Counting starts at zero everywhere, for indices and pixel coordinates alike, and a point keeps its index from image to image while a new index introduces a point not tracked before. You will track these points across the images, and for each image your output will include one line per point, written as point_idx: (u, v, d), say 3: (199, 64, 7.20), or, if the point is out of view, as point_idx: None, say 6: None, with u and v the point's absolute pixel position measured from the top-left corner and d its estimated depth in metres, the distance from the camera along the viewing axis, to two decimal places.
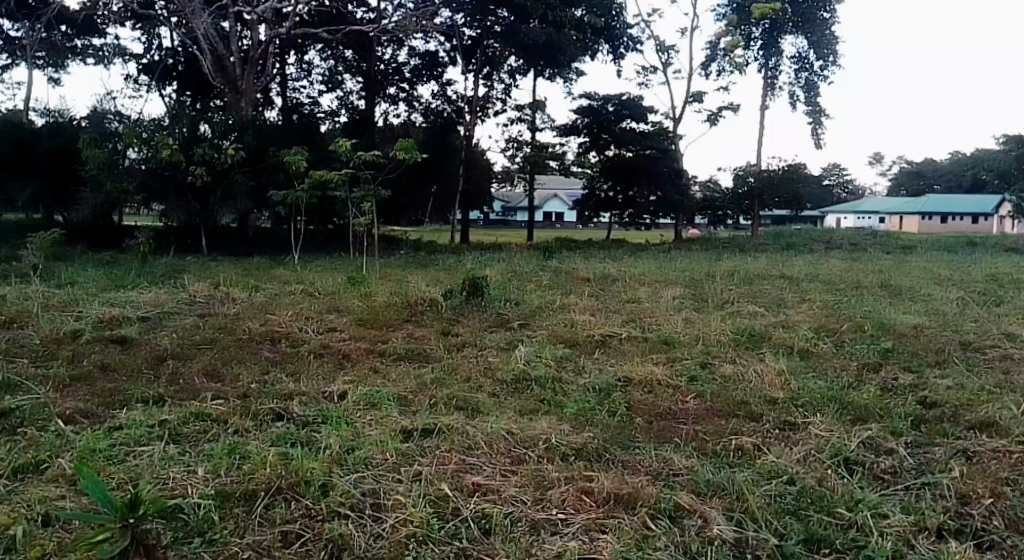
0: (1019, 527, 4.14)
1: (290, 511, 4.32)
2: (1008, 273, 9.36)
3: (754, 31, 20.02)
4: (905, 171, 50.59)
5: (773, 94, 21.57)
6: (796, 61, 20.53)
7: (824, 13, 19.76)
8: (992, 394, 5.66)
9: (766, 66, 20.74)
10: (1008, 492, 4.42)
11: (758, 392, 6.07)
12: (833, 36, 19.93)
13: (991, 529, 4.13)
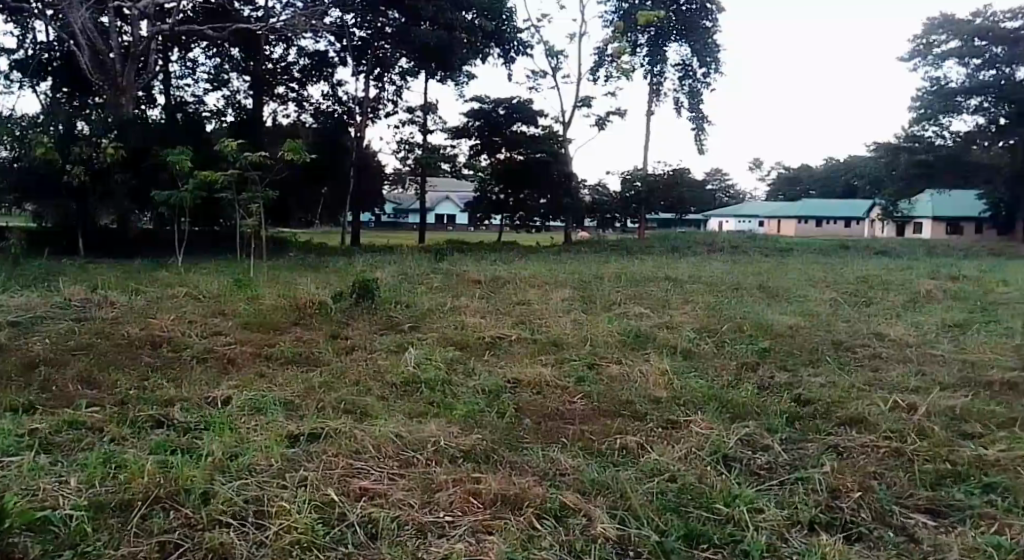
0: (885, 519, 4.27)
1: (168, 520, 4.02)
2: (874, 275, 9.90)
3: (639, 38, 20.61)
4: (781, 178, 53.30)
5: (658, 100, 22.20)
6: (680, 69, 21.21)
7: (706, 21, 20.35)
8: (861, 391, 5.83)
9: (651, 72, 21.38)
10: (875, 486, 4.57)
11: (643, 391, 6.12)
12: (714, 46, 20.67)
13: (858, 521, 4.25)
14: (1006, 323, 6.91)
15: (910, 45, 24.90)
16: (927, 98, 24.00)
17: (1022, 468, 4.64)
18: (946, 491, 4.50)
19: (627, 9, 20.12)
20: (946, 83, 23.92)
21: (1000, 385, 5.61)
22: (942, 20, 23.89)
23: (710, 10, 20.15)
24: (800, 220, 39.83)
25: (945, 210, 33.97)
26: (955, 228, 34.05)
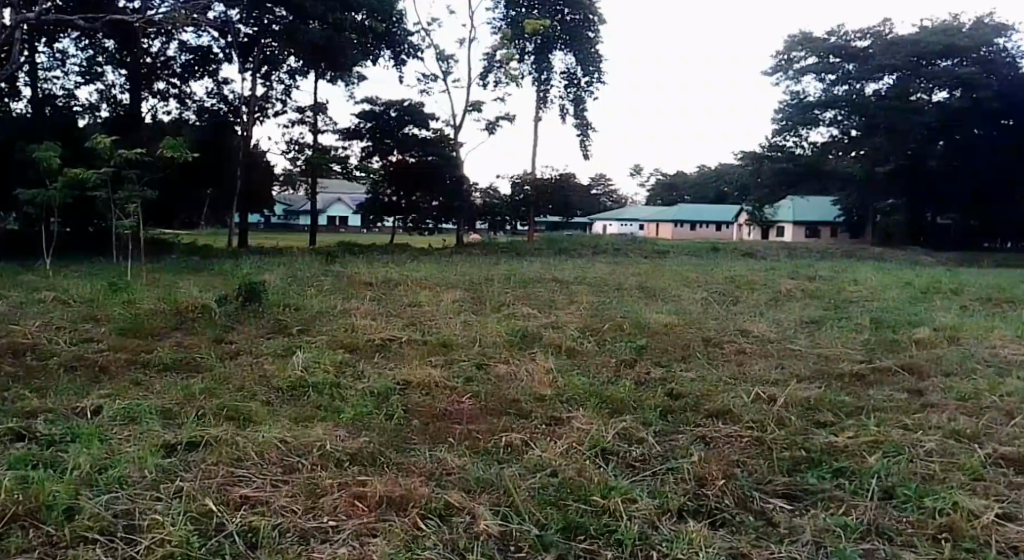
0: (746, 504, 4.52)
1: (27, 540, 3.85)
2: (743, 275, 10.48)
3: (527, 46, 20.97)
4: (661, 183, 55.26)
5: (546, 106, 22.63)
6: (565, 77, 21.72)
7: (589, 32, 21.09)
8: (728, 384, 6.18)
9: (539, 80, 21.76)
10: (738, 473, 4.82)
11: (528, 390, 6.27)
12: (596, 56, 21.19)
13: (722, 507, 4.47)
14: (855, 319, 7.47)
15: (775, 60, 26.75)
16: (788, 110, 25.72)
17: (867, 452, 4.95)
18: (801, 476, 4.78)
19: (515, 17, 20.58)
20: (806, 96, 25.66)
21: (850, 376, 5.99)
22: (801, 37, 25.78)
23: (592, 22, 20.98)
24: (676, 223, 41.16)
25: (804, 215, 35.76)
26: (813, 231, 35.87)
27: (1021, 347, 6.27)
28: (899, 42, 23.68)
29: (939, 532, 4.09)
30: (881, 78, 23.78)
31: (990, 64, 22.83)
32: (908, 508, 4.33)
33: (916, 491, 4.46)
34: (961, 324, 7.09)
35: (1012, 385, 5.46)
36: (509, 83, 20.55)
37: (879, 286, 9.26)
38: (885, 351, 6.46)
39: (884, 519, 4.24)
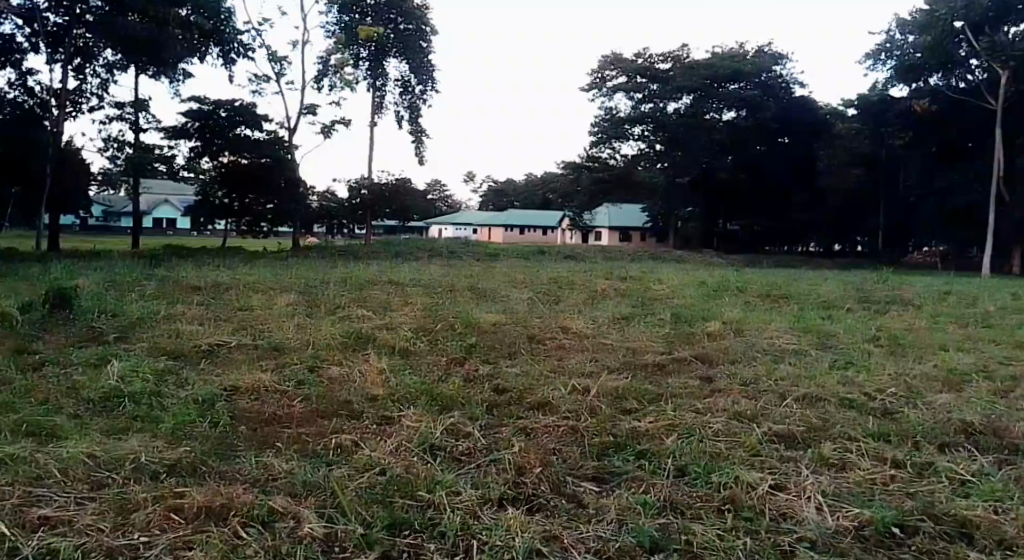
0: (561, 489, 4.66)
1: None
2: (568, 276, 11.04)
3: (361, 52, 20.81)
4: (493, 189, 56.40)
5: (381, 113, 22.66)
6: (400, 85, 21.83)
7: (423, 42, 21.32)
8: (548, 378, 6.52)
9: (373, 86, 21.72)
10: (554, 461, 4.99)
11: (361, 390, 6.25)
12: (429, 65, 21.62)
13: (539, 493, 4.59)
14: (660, 315, 8.14)
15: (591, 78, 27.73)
16: (604, 123, 26.72)
17: (666, 435, 5.31)
18: (608, 460, 5.05)
19: (348, 23, 20.26)
20: (619, 112, 26.68)
21: (653, 366, 6.56)
22: (613, 58, 26.90)
23: (426, 32, 21.21)
24: (505, 226, 42.16)
25: (619, 221, 37.94)
26: (626, 237, 38.05)
27: (791, 337, 7.09)
28: (696, 66, 25.21)
29: (723, 504, 4.31)
30: (681, 98, 25.44)
31: (770, 88, 25.31)
32: (698, 484, 4.58)
33: (707, 468, 4.73)
34: (745, 318, 7.90)
35: (784, 370, 6.16)
36: (344, 88, 20.33)
37: (680, 285, 10.10)
38: (683, 343, 7.11)
39: (678, 495, 4.46)
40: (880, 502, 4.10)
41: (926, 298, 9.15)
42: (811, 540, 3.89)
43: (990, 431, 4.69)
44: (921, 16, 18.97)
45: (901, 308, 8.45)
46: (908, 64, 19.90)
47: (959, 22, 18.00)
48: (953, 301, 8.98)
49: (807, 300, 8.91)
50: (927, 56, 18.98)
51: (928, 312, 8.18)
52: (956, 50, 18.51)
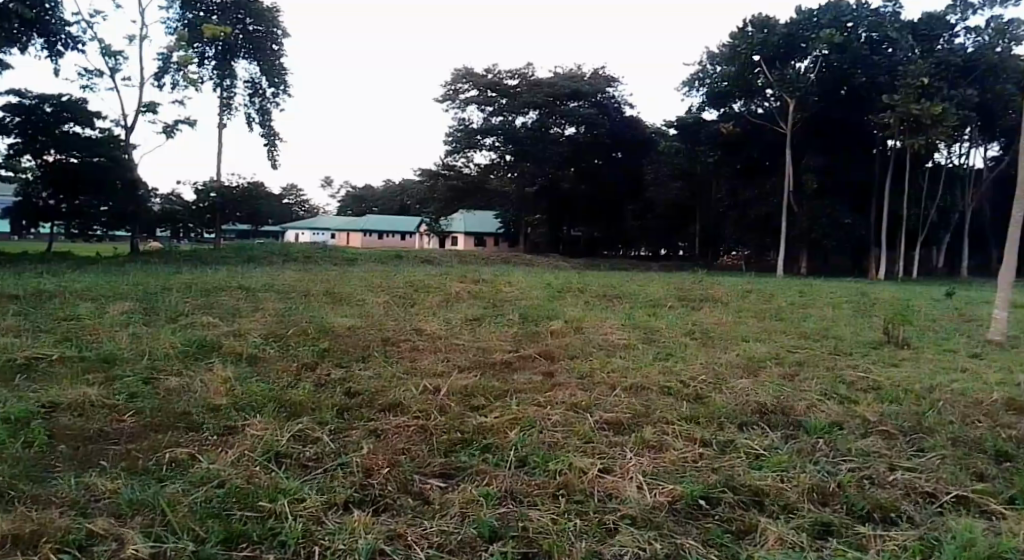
0: (409, 488, 4.41)
1: None
2: (423, 280, 11.26)
3: (207, 51, 20.32)
4: (350, 194, 55.70)
5: (230, 114, 21.96)
6: (249, 86, 21.31)
7: (273, 45, 21.01)
8: (400, 380, 6.31)
9: (220, 86, 21.11)
10: (402, 460, 4.70)
11: (201, 400, 5.67)
12: (280, 68, 21.30)
13: (386, 494, 4.32)
14: (509, 316, 8.50)
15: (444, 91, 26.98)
16: (455, 134, 26.21)
17: (510, 428, 5.32)
18: (455, 456, 4.85)
19: (192, 20, 19.48)
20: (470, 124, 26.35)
21: (501, 363, 6.80)
22: (464, 71, 26.28)
23: (276, 35, 20.95)
24: (364, 232, 41.73)
25: (474, 226, 38.40)
26: (480, 242, 38.64)
27: (623, 333, 7.64)
28: (539, 83, 25.94)
29: (558, 489, 4.43)
30: (527, 113, 25.80)
31: (605, 108, 26.32)
32: (537, 472, 4.68)
33: (546, 458, 4.83)
34: (584, 316, 8.42)
35: (614, 363, 6.68)
36: (188, 86, 19.63)
37: (528, 287, 10.59)
38: (529, 341, 7.51)
39: (518, 485, 4.47)
40: (690, 479, 4.46)
41: (739, 296, 10.05)
42: (632, 517, 4.12)
43: (779, 410, 5.31)
44: (727, 49, 20.24)
45: (714, 305, 9.23)
46: (717, 91, 21.10)
47: (757, 56, 19.38)
48: (759, 298, 9.94)
49: (638, 300, 9.52)
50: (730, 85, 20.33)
51: (736, 307, 9.03)
52: (754, 81, 19.85)
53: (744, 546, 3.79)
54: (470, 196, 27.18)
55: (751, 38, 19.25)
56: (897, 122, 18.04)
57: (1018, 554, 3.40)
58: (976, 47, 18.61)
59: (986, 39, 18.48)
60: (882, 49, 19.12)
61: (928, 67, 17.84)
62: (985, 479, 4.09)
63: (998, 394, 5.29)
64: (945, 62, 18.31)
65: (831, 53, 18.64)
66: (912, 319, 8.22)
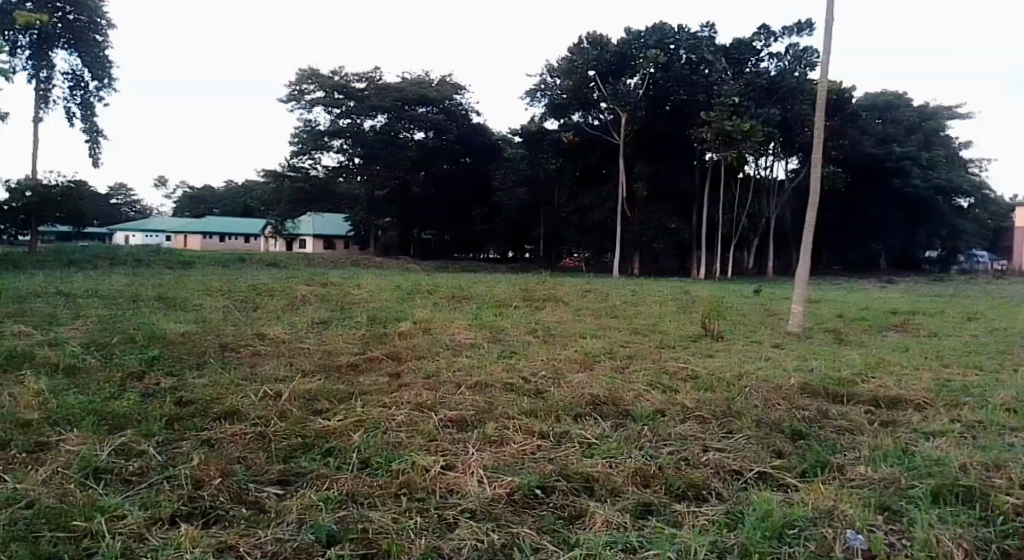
0: (243, 497, 4.25)
1: None
2: (265, 283, 10.95)
3: (20, 39, 18.71)
4: (187, 195, 52.61)
5: (47, 107, 20.37)
6: (69, 78, 19.83)
7: (97, 36, 19.70)
8: (238, 386, 6.11)
9: (35, 77, 19.54)
10: (236, 469, 4.52)
11: (9, 416, 5.26)
12: (105, 60, 20.02)
13: (218, 505, 4.15)
14: (355, 318, 8.45)
15: (288, 89, 25.94)
16: (301, 134, 25.10)
17: (353, 431, 5.18)
18: (295, 461, 4.69)
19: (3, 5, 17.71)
20: (317, 125, 25.46)
21: (346, 366, 6.73)
22: (309, 71, 25.44)
23: (100, 25, 19.64)
24: (202, 233, 39.28)
25: (323, 229, 37.56)
26: (329, 245, 38.02)
27: (469, 333, 7.80)
28: (388, 87, 25.56)
29: (399, 489, 4.33)
30: (376, 116, 25.28)
31: (453, 114, 26.42)
32: (379, 473, 4.53)
33: (388, 458, 4.70)
34: (432, 317, 8.52)
35: (460, 362, 6.80)
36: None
37: (375, 289, 10.54)
38: (376, 342, 7.49)
39: (358, 487, 4.34)
40: (528, 470, 4.56)
41: (579, 296, 10.48)
42: (471, 510, 4.09)
43: (610, 401, 5.64)
44: (563, 63, 20.77)
45: (556, 304, 9.59)
46: (556, 103, 21.54)
47: (592, 72, 20.19)
48: (597, 297, 10.44)
49: (483, 300, 9.73)
50: (569, 97, 20.88)
51: (576, 307, 9.41)
52: (589, 95, 20.56)
53: (574, 530, 3.89)
54: (320, 198, 26.62)
55: (586, 54, 20.03)
56: (712, 137, 19.27)
57: (807, 522, 3.67)
58: (778, 72, 20.27)
59: (786, 64, 20.24)
60: (700, 70, 19.95)
61: (738, 89, 19.36)
62: (783, 455, 4.54)
63: (794, 379, 5.88)
64: (753, 83, 19.94)
65: (656, 71, 19.75)
66: (725, 315, 8.91)
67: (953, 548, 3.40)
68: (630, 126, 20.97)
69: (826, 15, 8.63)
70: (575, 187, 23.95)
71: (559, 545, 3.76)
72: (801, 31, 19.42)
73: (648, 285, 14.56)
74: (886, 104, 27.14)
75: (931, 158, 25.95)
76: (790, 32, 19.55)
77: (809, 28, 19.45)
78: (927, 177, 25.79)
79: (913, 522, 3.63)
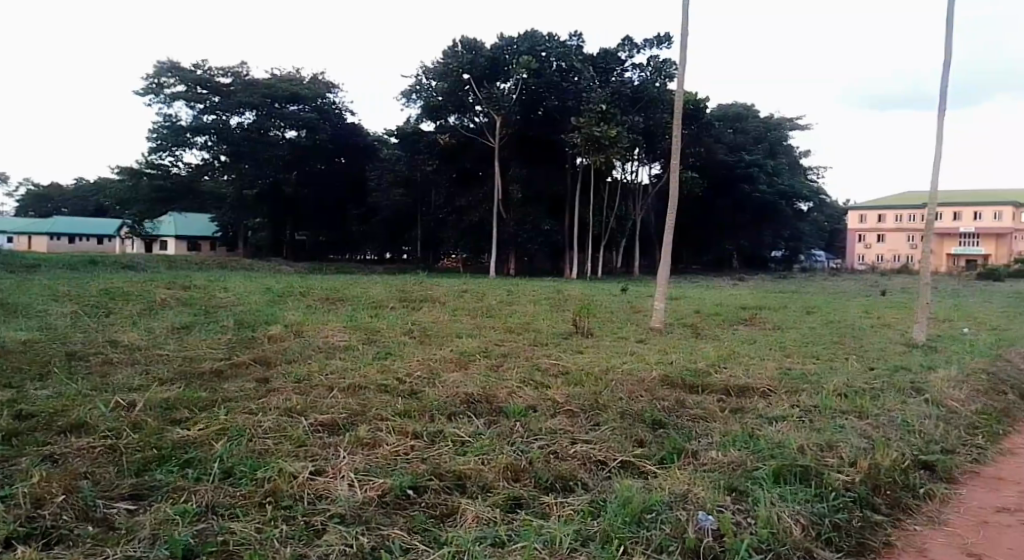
0: (89, 515, 4.00)
1: None
2: (120, 287, 10.33)
3: None
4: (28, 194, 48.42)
5: None
6: None
7: None
8: (86, 397, 5.74)
9: None
10: (81, 485, 4.25)
11: None
12: None
13: (60, 525, 3.88)
14: (221, 323, 8.13)
15: (145, 81, 24.44)
16: (161, 130, 23.83)
17: (214, 440, 4.97)
18: (148, 475, 4.46)
19: None
20: (177, 120, 24.24)
21: (210, 373, 6.44)
22: (168, 64, 24.13)
23: None
24: (50, 234, 36.64)
25: (186, 229, 35.80)
26: (194, 246, 36.27)
27: (343, 335, 7.67)
28: (255, 83, 24.68)
29: (264, 498, 4.20)
30: (243, 113, 24.45)
31: (326, 113, 25.87)
32: (241, 483, 4.38)
33: (252, 467, 4.55)
34: (304, 320, 8.31)
35: (334, 364, 6.68)
36: None
37: (243, 292, 10.16)
38: (243, 347, 7.23)
39: (219, 498, 4.18)
40: (399, 471, 4.52)
41: (454, 296, 10.51)
42: (340, 515, 4.02)
43: (483, 399, 5.70)
44: (438, 65, 20.68)
45: (431, 305, 9.58)
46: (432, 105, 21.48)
47: (467, 74, 20.24)
48: (472, 298, 10.51)
49: (357, 302, 9.58)
50: (444, 100, 20.87)
51: (452, 307, 9.44)
52: (464, 98, 20.60)
53: (443, 529, 3.89)
54: (184, 198, 25.39)
55: (461, 57, 20.05)
56: (582, 142, 19.81)
57: (663, 506, 3.84)
58: (641, 82, 21.07)
59: (648, 75, 21.04)
60: (570, 77, 20.70)
61: (606, 96, 20.03)
62: (644, 444, 4.75)
63: (656, 372, 6.15)
64: (618, 92, 20.66)
65: (529, 77, 20.08)
66: (594, 312, 9.19)
67: (792, 524, 3.65)
68: (504, 129, 21.21)
69: (680, 30, 9.07)
70: (452, 189, 24.01)
71: (429, 544, 3.75)
72: (660, 43, 20.26)
73: (522, 284, 14.77)
74: (736, 115, 29.00)
75: (776, 165, 27.99)
76: (651, 44, 20.36)
77: (668, 41, 20.33)
78: (773, 183, 27.76)
79: (756, 501, 3.88)
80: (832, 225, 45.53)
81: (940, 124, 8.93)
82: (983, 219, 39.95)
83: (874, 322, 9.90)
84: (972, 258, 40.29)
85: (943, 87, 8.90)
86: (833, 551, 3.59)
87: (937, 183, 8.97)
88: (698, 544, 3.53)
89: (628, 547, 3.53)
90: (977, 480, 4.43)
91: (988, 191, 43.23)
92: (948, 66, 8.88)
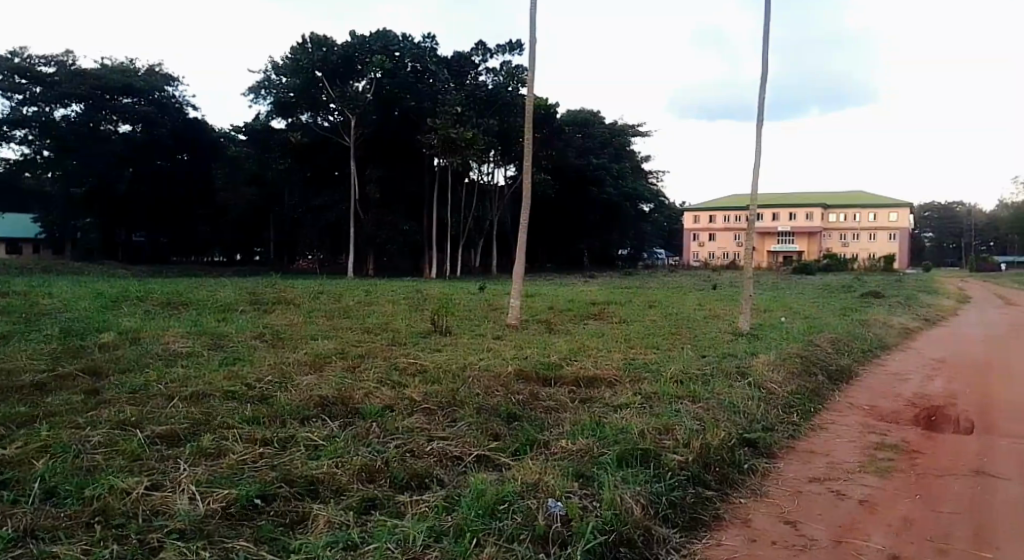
0: None
1: None
2: None
3: None
4: None
5: None
6: None
7: None
8: None
9: None
10: None
11: None
12: None
13: None
14: (45, 332, 7.48)
15: None
16: None
17: (35, 459, 4.56)
18: None
19: None
20: None
21: (30, 387, 5.90)
22: None
23: None
24: None
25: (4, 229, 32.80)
26: (14, 248, 33.27)
27: (186, 340, 7.28)
28: (83, 73, 22.81)
29: (93, 517, 3.91)
30: (69, 105, 22.68)
31: (165, 107, 24.24)
32: (67, 503, 4.05)
33: (78, 484, 4.21)
34: (142, 326, 7.81)
35: (175, 372, 6.32)
36: None
37: (70, 298, 9.41)
38: (69, 357, 6.70)
39: (39, 521, 3.84)
40: (245, 480, 4.32)
41: (305, 297, 10.23)
42: (181, 530, 3.80)
43: (338, 401, 5.57)
44: (288, 61, 19.99)
45: (283, 307, 9.29)
46: (283, 102, 20.75)
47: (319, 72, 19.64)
48: (324, 298, 10.28)
49: (201, 305, 9.12)
50: (297, 98, 20.22)
51: (305, 309, 9.18)
52: (318, 96, 20.06)
53: (293, 536, 3.77)
54: None
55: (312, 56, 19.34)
56: (439, 143, 19.85)
57: (514, 496, 3.91)
58: (495, 86, 21.30)
59: (501, 79, 21.30)
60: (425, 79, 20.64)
61: (461, 99, 20.16)
62: (498, 437, 4.82)
63: (511, 366, 6.28)
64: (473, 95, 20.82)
65: (383, 77, 19.86)
66: (451, 311, 9.24)
67: (633, 505, 3.82)
68: (359, 129, 20.85)
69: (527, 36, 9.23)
70: (306, 188, 23.34)
71: (277, 553, 3.62)
72: (512, 49, 20.60)
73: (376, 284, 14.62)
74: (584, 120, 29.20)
75: (621, 168, 29.23)
76: (503, 50, 20.66)
77: (520, 48, 20.71)
78: (619, 184, 28.97)
79: (601, 486, 4.03)
80: (670, 224, 48.06)
81: (759, 133, 9.62)
82: (797, 219, 43.49)
83: (705, 313, 10.57)
84: (789, 254, 43.71)
85: (762, 97, 9.59)
86: (670, 528, 3.82)
87: (757, 186, 9.67)
88: (547, 530, 3.63)
89: (480, 539, 3.57)
90: (792, 454, 4.84)
91: (804, 193, 47.14)
92: (764, 78, 9.58)
